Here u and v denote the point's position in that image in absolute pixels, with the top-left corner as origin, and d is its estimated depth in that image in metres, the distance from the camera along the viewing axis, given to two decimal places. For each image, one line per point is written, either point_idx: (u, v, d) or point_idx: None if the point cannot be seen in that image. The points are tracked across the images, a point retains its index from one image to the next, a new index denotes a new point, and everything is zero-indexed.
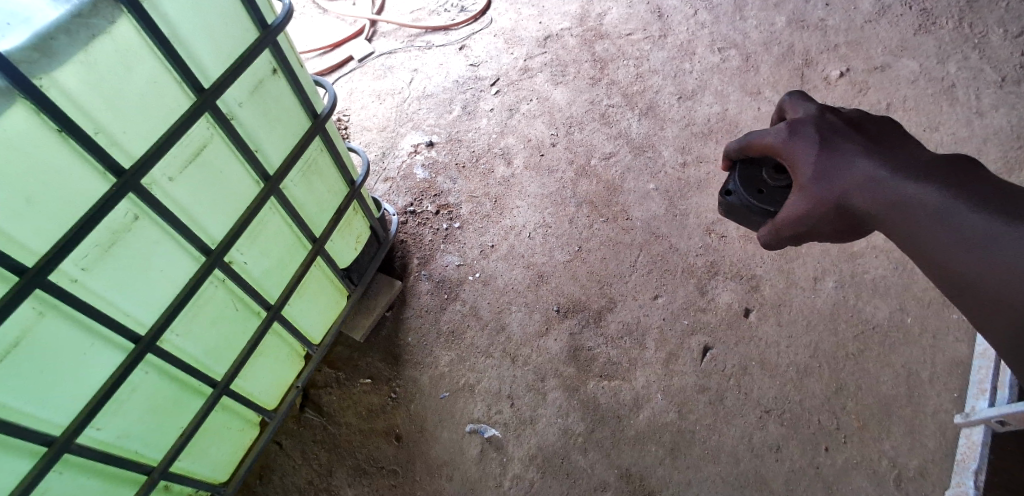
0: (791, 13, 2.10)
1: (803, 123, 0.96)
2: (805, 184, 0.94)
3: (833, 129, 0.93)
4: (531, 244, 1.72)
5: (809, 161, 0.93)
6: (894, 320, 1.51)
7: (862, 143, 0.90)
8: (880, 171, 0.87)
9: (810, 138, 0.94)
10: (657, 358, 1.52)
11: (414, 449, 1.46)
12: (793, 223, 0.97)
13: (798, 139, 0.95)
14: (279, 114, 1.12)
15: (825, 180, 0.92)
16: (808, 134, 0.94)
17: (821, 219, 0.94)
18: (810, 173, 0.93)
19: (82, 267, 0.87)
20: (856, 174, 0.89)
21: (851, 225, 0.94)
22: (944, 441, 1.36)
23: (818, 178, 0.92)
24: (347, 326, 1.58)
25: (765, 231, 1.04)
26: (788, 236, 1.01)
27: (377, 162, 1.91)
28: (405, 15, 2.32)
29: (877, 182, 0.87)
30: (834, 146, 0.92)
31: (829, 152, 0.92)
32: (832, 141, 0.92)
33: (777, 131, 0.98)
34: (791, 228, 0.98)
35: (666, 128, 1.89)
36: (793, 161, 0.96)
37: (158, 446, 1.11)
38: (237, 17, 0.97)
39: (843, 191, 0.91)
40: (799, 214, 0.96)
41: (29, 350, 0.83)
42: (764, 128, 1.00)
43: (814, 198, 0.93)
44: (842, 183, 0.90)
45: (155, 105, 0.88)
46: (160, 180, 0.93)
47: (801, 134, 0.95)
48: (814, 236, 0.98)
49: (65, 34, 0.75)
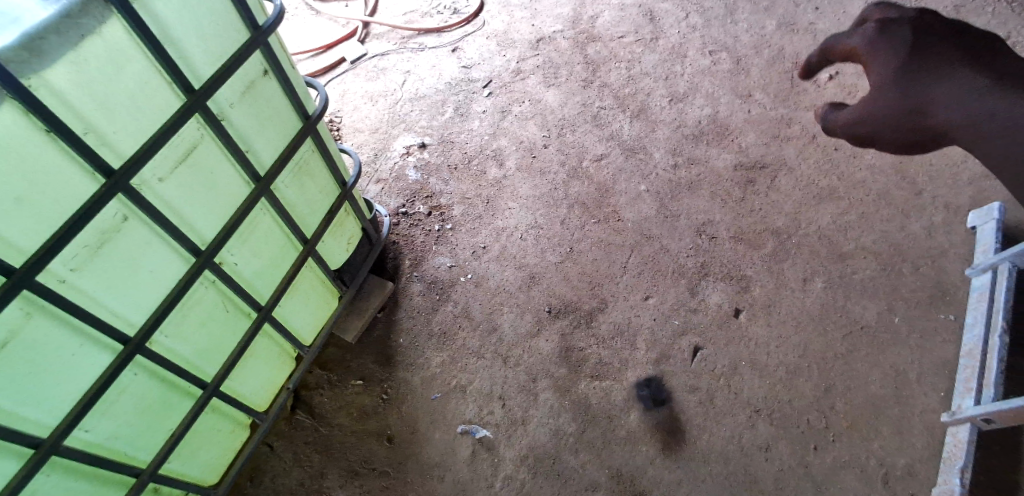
0: (781, 17, 2.12)
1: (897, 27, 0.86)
2: (886, 84, 0.86)
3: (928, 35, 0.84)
4: (523, 245, 1.72)
5: (887, 70, 0.86)
6: (882, 320, 1.52)
7: (962, 52, 0.83)
8: (980, 82, 0.81)
9: (901, 39, 0.85)
10: (648, 359, 1.53)
11: (404, 450, 1.46)
12: (855, 125, 0.89)
13: (888, 39, 0.86)
14: (270, 115, 1.12)
15: (909, 82, 0.84)
16: (901, 35, 0.85)
17: (888, 120, 0.87)
18: (894, 70, 0.85)
19: (71, 267, 0.86)
20: (951, 81, 0.82)
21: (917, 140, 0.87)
22: (932, 440, 1.37)
23: (900, 79, 0.85)
24: (339, 328, 1.58)
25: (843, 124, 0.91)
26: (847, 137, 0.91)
27: (368, 164, 1.91)
28: (398, 17, 2.32)
29: (963, 97, 0.81)
30: (923, 55, 0.84)
31: (917, 57, 0.84)
32: (924, 46, 0.84)
33: (865, 33, 0.88)
34: (856, 129, 0.89)
35: (657, 130, 1.90)
36: (871, 67, 0.88)
37: (147, 448, 1.11)
38: (229, 17, 0.97)
39: (925, 97, 0.84)
40: (863, 114, 0.88)
41: (15, 351, 0.83)
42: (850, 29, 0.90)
43: (895, 106, 0.85)
44: (929, 88, 0.83)
45: (146, 106, 0.88)
46: (149, 181, 0.93)
47: (890, 34, 0.86)
48: (877, 145, 0.90)
49: (55, 33, 0.75)
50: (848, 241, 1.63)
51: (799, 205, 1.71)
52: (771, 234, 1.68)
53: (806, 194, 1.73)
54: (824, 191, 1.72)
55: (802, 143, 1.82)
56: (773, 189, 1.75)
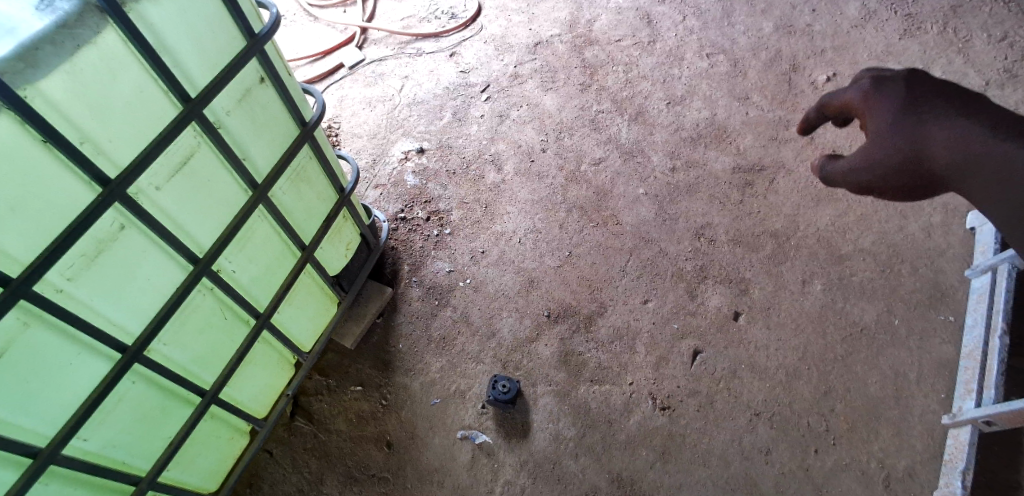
0: (778, 19, 2.12)
1: (891, 81, 0.90)
2: (884, 129, 0.88)
3: (922, 90, 0.88)
4: (521, 249, 1.72)
5: (884, 118, 0.89)
6: (881, 322, 1.52)
7: (952, 104, 0.85)
8: (971, 127, 0.83)
9: (895, 92, 0.89)
10: (647, 362, 1.52)
11: (403, 455, 1.45)
12: (859, 170, 0.90)
13: (883, 94, 0.90)
14: (267, 122, 1.12)
15: (906, 127, 0.86)
16: (895, 90, 0.89)
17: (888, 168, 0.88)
18: (892, 118, 0.88)
19: (68, 277, 0.87)
20: (946, 127, 0.84)
21: (921, 183, 0.89)
22: (932, 442, 1.37)
23: (896, 123, 0.87)
24: (337, 334, 1.58)
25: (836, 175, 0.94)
26: (850, 185, 0.93)
27: (367, 170, 1.92)
28: (396, 22, 2.33)
29: (964, 140, 0.83)
30: (920, 102, 0.86)
31: (913, 108, 0.87)
32: (918, 96, 0.87)
33: (858, 87, 0.93)
34: (857, 175, 0.91)
35: (655, 133, 1.90)
36: (868, 118, 0.91)
37: (146, 456, 1.11)
38: (224, 26, 0.97)
39: (925, 139, 0.86)
40: (869, 159, 0.89)
41: (12, 360, 0.83)
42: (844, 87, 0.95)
43: (882, 147, 0.89)
44: (925, 132, 0.85)
45: (141, 115, 0.88)
46: (146, 190, 0.93)
47: (886, 89, 0.90)
48: (877, 191, 0.91)
49: (50, 45, 0.76)
50: (846, 242, 1.63)
51: (797, 206, 1.71)
52: (770, 236, 1.67)
53: (805, 196, 1.73)
54: (822, 193, 1.72)
55: (800, 146, 1.82)
56: (771, 192, 1.75)
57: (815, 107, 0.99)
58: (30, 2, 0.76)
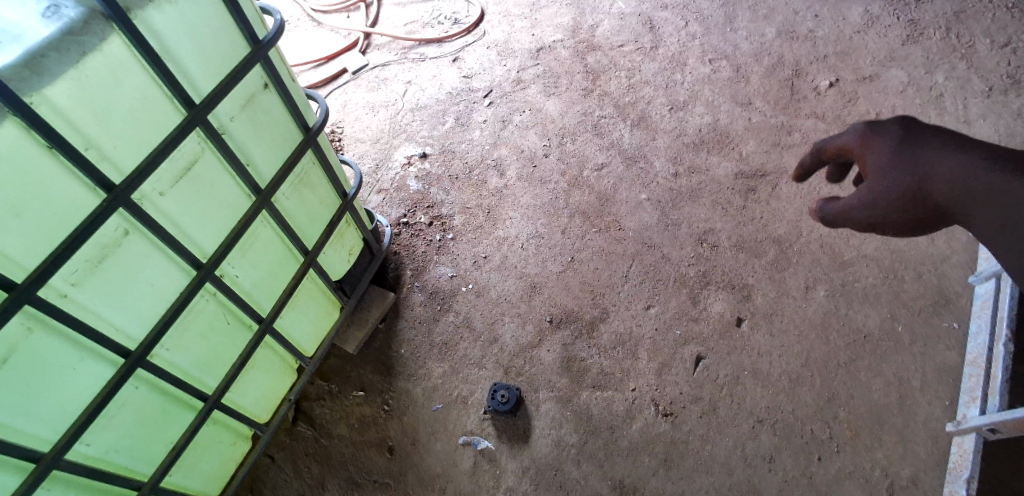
0: (781, 25, 2.12)
1: (885, 124, 0.92)
2: (884, 168, 0.90)
3: (917, 130, 0.90)
4: (524, 254, 1.72)
5: (882, 159, 0.90)
6: (884, 328, 1.51)
7: (949, 141, 0.87)
8: (969, 162, 0.85)
9: (891, 133, 0.91)
10: (650, 368, 1.52)
11: (405, 460, 1.45)
12: (860, 209, 0.92)
13: (879, 136, 0.92)
14: (271, 128, 1.12)
15: (905, 164, 0.89)
16: (891, 130, 0.91)
17: (889, 205, 0.90)
18: (891, 158, 0.90)
19: (71, 282, 0.87)
20: (945, 163, 0.86)
21: (924, 218, 0.90)
22: (936, 449, 1.36)
23: (895, 164, 0.89)
24: (339, 339, 1.58)
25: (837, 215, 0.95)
26: (852, 224, 0.94)
27: (370, 174, 1.92)
28: (399, 28, 2.33)
29: (965, 174, 0.85)
30: (917, 142, 0.89)
31: (909, 148, 0.89)
32: (915, 136, 0.90)
33: (855, 130, 0.95)
34: (858, 213, 0.92)
35: (658, 139, 1.90)
36: (866, 159, 0.93)
37: (148, 460, 1.10)
38: (229, 32, 0.98)
39: (926, 175, 0.87)
40: (870, 197, 0.91)
41: (15, 365, 0.83)
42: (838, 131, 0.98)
43: (882, 185, 0.90)
44: (925, 168, 0.87)
45: (146, 121, 0.89)
46: (150, 195, 0.93)
47: (882, 130, 0.92)
48: (880, 228, 0.93)
49: (56, 51, 0.76)
50: (849, 248, 1.63)
51: (800, 212, 1.71)
52: (773, 242, 1.67)
53: (807, 202, 1.73)
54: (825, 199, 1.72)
55: (803, 151, 1.82)
56: (774, 197, 1.74)
57: (810, 154, 1.02)
58: (37, 10, 0.77)
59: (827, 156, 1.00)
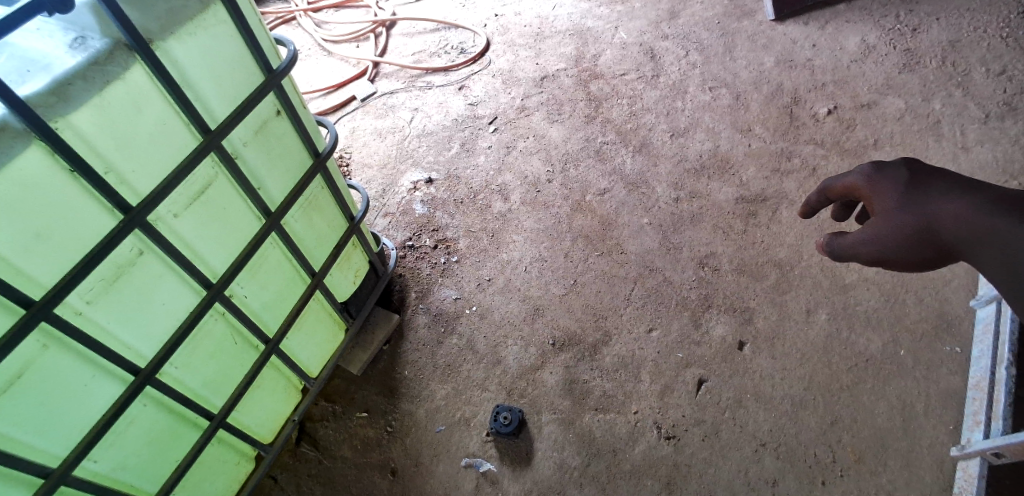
0: (780, 54, 2.17)
1: (892, 166, 0.95)
2: (890, 208, 0.93)
3: (925, 173, 0.93)
4: (527, 277, 1.75)
5: (889, 200, 0.93)
6: (887, 352, 1.52)
7: (957, 184, 0.89)
8: (973, 205, 0.86)
9: (896, 175, 0.94)
10: (652, 391, 1.53)
11: (408, 483, 1.45)
12: (867, 244, 0.94)
13: (884, 178, 0.95)
14: (282, 152, 1.16)
15: (911, 204, 0.91)
16: (897, 172, 0.94)
17: (896, 244, 0.92)
18: (897, 199, 0.92)
19: (87, 300, 0.90)
20: (952, 204, 0.88)
21: (933, 254, 0.91)
22: (941, 474, 1.35)
23: (904, 204, 0.91)
24: (344, 360, 1.60)
25: (839, 249, 0.98)
26: (861, 258, 0.96)
27: (377, 198, 1.96)
28: (407, 57, 2.41)
29: (969, 214, 0.86)
30: (924, 185, 0.91)
31: (916, 190, 0.91)
32: (921, 178, 0.92)
33: (862, 171, 0.98)
34: (864, 248, 0.94)
35: (659, 165, 1.94)
36: (874, 199, 0.96)
37: (153, 477, 1.11)
38: (244, 63, 1.02)
39: (932, 213, 0.89)
40: (876, 234, 0.93)
41: (29, 382, 0.85)
42: (847, 172, 1.01)
43: (892, 224, 0.92)
44: (931, 208, 0.89)
45: (163, 146, 0.92)
46: (165, 217, 0.97)
47: (889, 173, 0.95)
48: (888, 264, 0.95)
49: (81, 79, 0.81)
50: (850, 272, 1.64)
51: (801, 236, 1.73)
52: (774, 265, 1.68)
53: (807, 226, 1.74)
54: (825, 223, 1.74)
55: (802, 177, 1.84)
56: (775, 221, 1.76)
57: (817, 192, 1.06)
58: (64, 41, 0.83)
59: (834, 196, 1.03)
